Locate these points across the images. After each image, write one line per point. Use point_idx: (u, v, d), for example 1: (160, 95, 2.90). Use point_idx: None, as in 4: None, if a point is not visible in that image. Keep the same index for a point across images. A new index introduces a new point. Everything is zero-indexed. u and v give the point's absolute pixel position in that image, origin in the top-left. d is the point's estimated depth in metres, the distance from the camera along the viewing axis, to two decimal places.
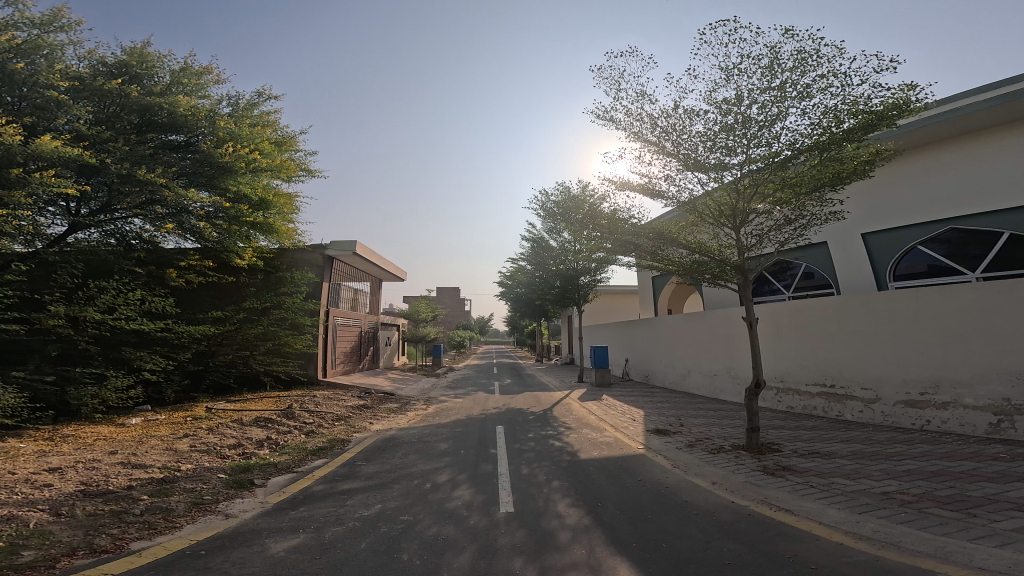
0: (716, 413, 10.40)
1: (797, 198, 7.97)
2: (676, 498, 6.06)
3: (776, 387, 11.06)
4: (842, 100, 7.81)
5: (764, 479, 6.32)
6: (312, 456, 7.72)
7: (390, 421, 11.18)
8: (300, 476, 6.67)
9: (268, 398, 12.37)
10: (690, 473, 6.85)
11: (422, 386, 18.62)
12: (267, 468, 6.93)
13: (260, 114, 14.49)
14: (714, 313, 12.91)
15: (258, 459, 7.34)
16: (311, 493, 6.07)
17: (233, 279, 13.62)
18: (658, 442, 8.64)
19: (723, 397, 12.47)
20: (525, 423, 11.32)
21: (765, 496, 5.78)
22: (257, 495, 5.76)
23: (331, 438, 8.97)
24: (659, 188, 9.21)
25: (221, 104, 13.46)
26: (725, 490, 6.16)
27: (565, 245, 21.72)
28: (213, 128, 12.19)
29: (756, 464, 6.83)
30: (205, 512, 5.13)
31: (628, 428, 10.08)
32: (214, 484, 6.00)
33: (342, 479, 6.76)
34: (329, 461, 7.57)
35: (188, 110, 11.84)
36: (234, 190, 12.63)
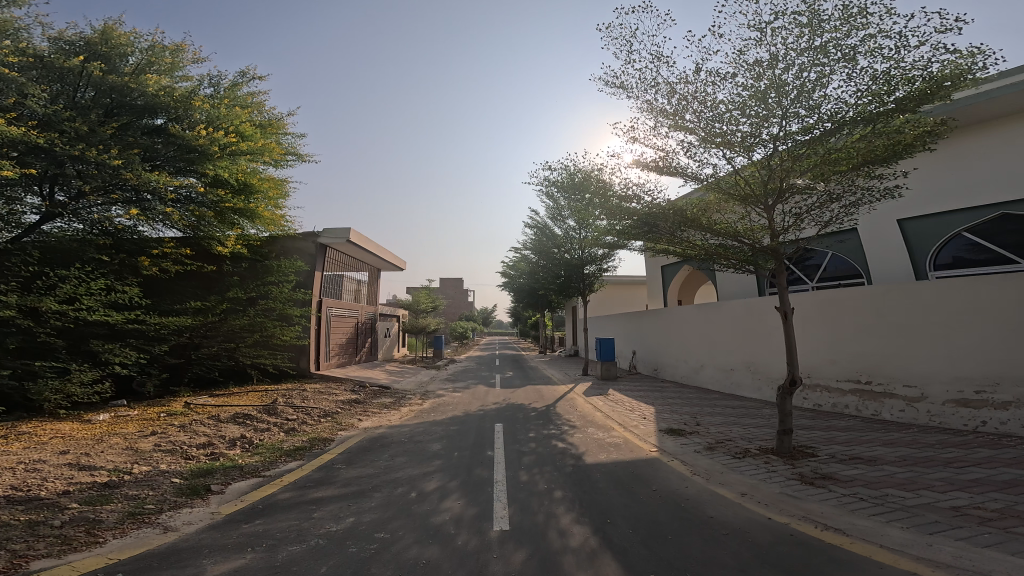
0: (736, 411, 9.46)
1: (840, 173, 6.88)
2: (699, 513, 5.18)
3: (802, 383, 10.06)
4: (896, 65, 6.64)
5: (803, 489, 5.39)
6: (286, 457, 6.97)
7: (381, 417, 10.40)
8: (266, 480, 5.93)
9: (254, 393, 11.64)
10: (713, 482, 5.95)
11: (420, 379, 17.88)
12: (232, 471, 6.19)
13: (244, 96, 13.59)
14: (731, 303, 11.85)
15: (225, 460, 6.60)
16: (274, 501, 5.30)
17: (216, 268, 12.77)
18: (674, 445, 7.74)
19: (740, 392, 11.52)
20: (526, 421, 10.47)
21: (806, 512, 4.86)
22: (208, 503, 5.03)
23: (312, 437, 8.20)
24: (678, 164, 8.15)
25: (199, 85, 12.57)
26: (756, 503, 5.26)
27: (569, 233, 20.72)
28: (188, 111, 11.30)
29: (790, 472, 5.90)
30: (140, 524, 4.42)
31: (639, 427, 9.19)
32: (163, 490, 5.28)
33: (315, 486, 5.97)
34: (304, 463, 6.80)
35: (161, 91, 10.97)
36: (213, 175, 11.77)
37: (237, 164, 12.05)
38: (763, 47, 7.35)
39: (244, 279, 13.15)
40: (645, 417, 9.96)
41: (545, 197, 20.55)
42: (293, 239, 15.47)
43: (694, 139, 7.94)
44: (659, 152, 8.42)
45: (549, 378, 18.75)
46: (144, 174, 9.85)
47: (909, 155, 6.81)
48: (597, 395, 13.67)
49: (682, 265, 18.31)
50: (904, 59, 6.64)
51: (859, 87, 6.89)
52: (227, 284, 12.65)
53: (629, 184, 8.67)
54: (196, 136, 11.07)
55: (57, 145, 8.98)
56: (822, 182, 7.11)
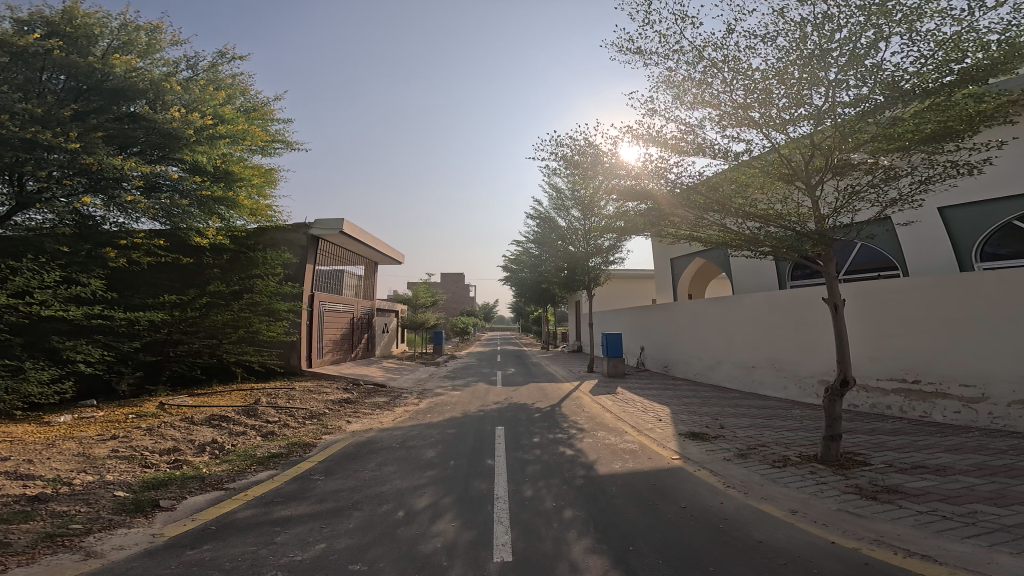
0: (762, 413, 8.57)
1: (903, 147, 5.85)
2: (742, 537, 4.32)
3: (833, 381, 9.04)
4: (969, 27, 5.57)
5: (866, 506, 4.52)
6: (257, 466, 6.16)
7: (373, 419, 9.55)
8: (228, 495, 5.11)
9: (237, 392, 10.80)
10: (753, 497, 5.10)
11: (418, 377, 17.04)
12: (190, 482, 5.37)
13: (225, 79, 12.65)
14: (752, 296, 10.90)
15: (187, 469, 5.80)
16: (230, 521, 4.48)
17: (195, 260, 11.86)
18: (698, 452, 6.86)
19: (763, 392, 10.63)
20: (530, 424, 9.63)
21: (879, 534, 4.00)
22: (150, 523, 4.23)
23: (292, 443, 7.37)
24: (705, 139, 7.18)
25: (175, 68, 11.65)
26: (811, 523, 4.40)
27: (573, 224, 19.71)
28: (161, 95, 10.44)
29: (845, 485, 5.04)
30: (56, 549, 3.63)
31: (655, 430, 8.33)
32: (100, 505, 4.48)
33: (284, 502, 5.15)
34: (277, 473, 5.98)
35: (130, 73, 10.09)
36: (191, 162, 10.90)
37: (217, 150, 11.16)
38: (807, 5, 6.31)
39: (226, 271, 12.25)
40: (661, 419, 9.09)
41: (549, 186, 19.55)
42: (283, 231, 14.57)
43: (723, 110, 6.95)
44: (682, 127, 7.45)
45: (553, 375, 17.87)
46: (108, 157, 9.05)
47: (985, 128, 5.75)
48: (606, 394, 12.79)
49: (694, 258, 17.34)
50: (977, 21, 5.57)
51: (920, 54, 5.84)
52: (208, 278, 11.79)
53: (648, 159, 7.60)
54: (170, 120, 10.25)
55: (8, 126, 8.15)
56: (881, 158, 6.07)
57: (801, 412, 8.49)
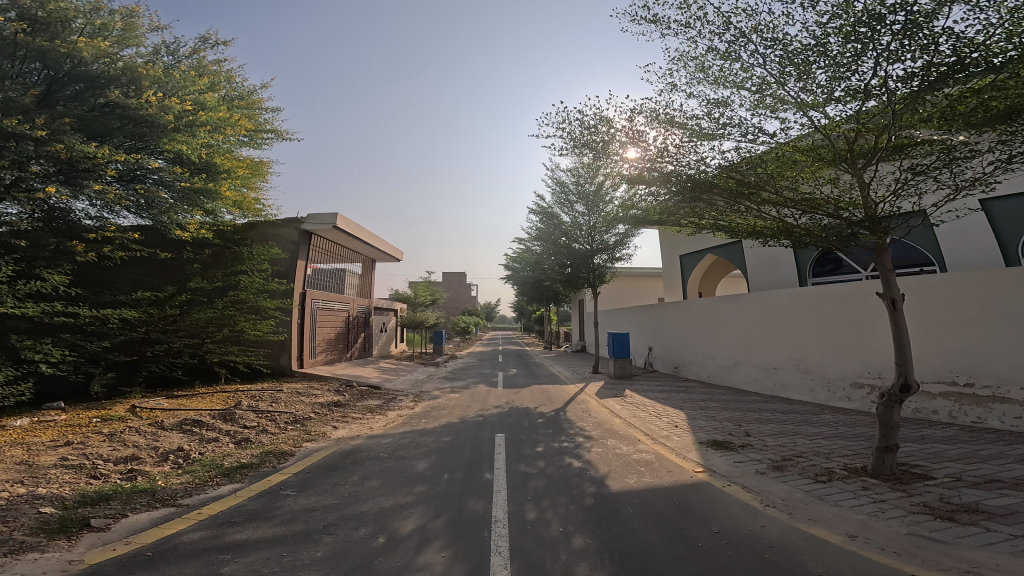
0: (790, 420, 7.78)
1: (978, 123, 4.97)
2: (789, 567, 3.59)
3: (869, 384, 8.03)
4: None
5: (944, 530, 3.84)
6: (218, 480, 5.49)
7: (363, 425, 8.85)
8: (175, 514, 4.47)
9: (220, 394, 10.11)
10: (797, 518, 4.36)
11: (415, 378, 16.33)
12: (137, 497, 4.77)
13: (209, 67, 11.95)
14: (776, 292, 9.99)
15: (136, 483, 5.15)
16: (172, 546, 3.86)
17: (174, 255, 11.15)
18: (724, 463, 6.10)
19: (786, 395, 9.81)
20: (534, 431, 8.87)
21: (973, 565, 3.35)
22: (71, 548, 3.65)
23: (267, 452, 6.67)
24: (732, 118, 6.40)
25: (155, 55, 10.90)
26: (878, 551, 3.70)
27: (577, 220, 18.89)
28: (137, 81, 9.67)
29: (908, 504, 4.31)
30: None
31: (672, 437, 7.57)
32: (19, 524, 3.91)
33: (243, 523, 4.49)
34: (241, 487, 5.37)
35: (104, 58, 9.37)
36: (171, 152, 10.18)
37: (199, 139, 10.39)
38: None
39: (209, 267, 11.53)
40: (678, 425, 8.31)
41: (554, 180, 18.73)
42: (274, 226, 13.80)
43: (753, 86, 6.17)
44: (705, 105, 6.71)
45: (556, 376, 17.09)
46: (76, 143, 8.37)
47: None
48: (614, 397, 12.03)
49: (706, 254, 16.52)
50: None
51: (989, 20, 4.90)
52: (187, 274, 11.07)
53: (665, 139, 6.82)
54: (144, 106, 9.49)
55: None
56: (951, 135, 5.20)
57: (835, 418, 7.70)
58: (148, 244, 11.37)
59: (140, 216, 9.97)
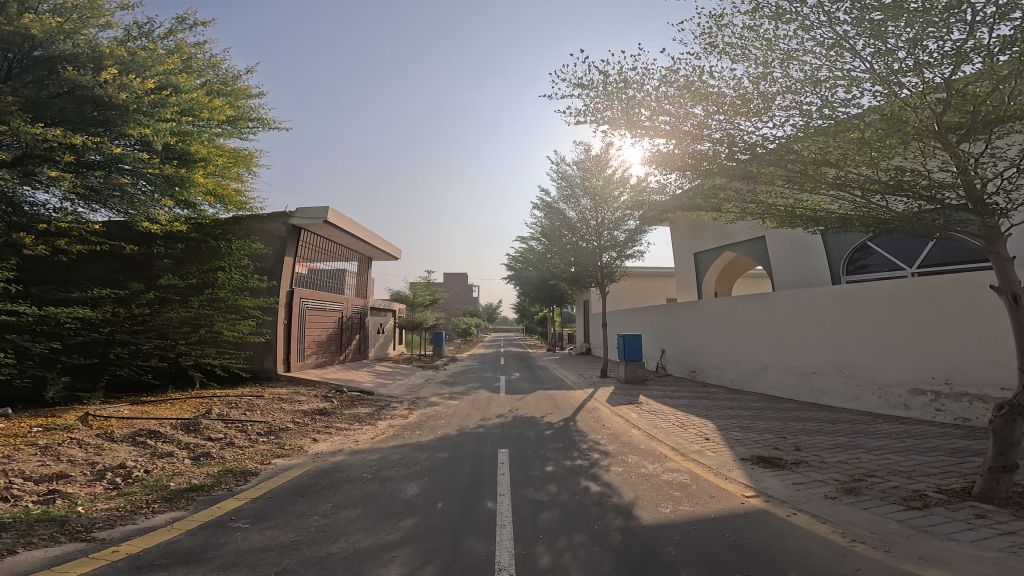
0: (841, 436, 6.73)
1: None
2: None
3: (937, 391, 7.14)
4: None
5: None
6: (153, 506, 4.60)
7: (347, 437, 7.81)
8: (76, 555, 3.60)
9: (192, 401, 9.10)
10: (902, 559, 3.53)
11: (412, 383, 15.27)
12: (40, 529, 3.96)
13: (187, 50, 11.02)
14: (816, 292, 9.10)
15: (50, 510, 4.32)
16: None
17: (143, 250, 10.17)
18: (781, 487, 5.20)
19: (828, 402, 8.88)
20: (542, 445, 7.84)
21: None
22: None
23: (224, 471, 5.70)
24: (780, 91, 5.46)
25: (125, 37, 10.08)
26: None
27: (583, 216, 17.78)
28: (97, 61, 8.82)
29: None
30: None
31: (708, 453, 6.61)
32: None
33: (169, 567, 3.54)
34: (180, 517, 4.45)
35: (59, 34, 8.49)
36: (135, 137, 9.18)
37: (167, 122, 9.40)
38: None
39: (181, 262, 10.52)
40: (711, 439, 7.27)
41: (559, 173, 17.64)
42: (261, 220, 12.78)
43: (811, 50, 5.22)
44: (745, 73, 5.75)
45: (562, 380, 16.01)
46: (21, 123, 7.43)
47: None
48: (628, 404, 10.94)
49: (723, 252, 15.53)
50: None
51: None
52: (156, 271, 10.11)
53: (694, 112, 5.83)
54: (101, 84, 8.59)
55: None
56: None
57: (897, 430, 6.78)
58: (121, 239, 10.45)
59: (107, 207, 9.06)
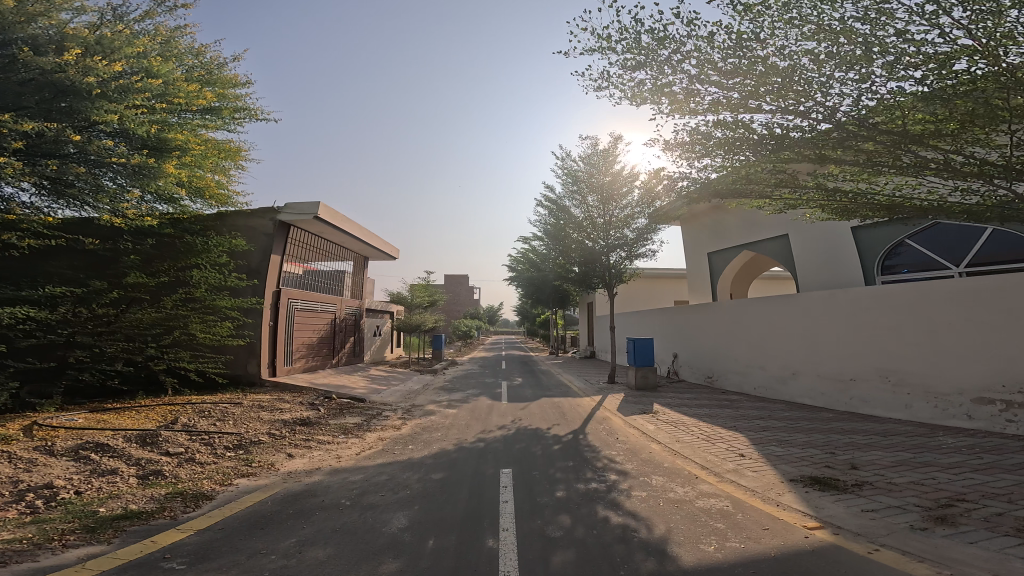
0: (902, 453, 5.81)
1: None
2: None
3: (1008, 401, 6.38)
4: None
5: None
6: (72, 539, 3.69)
7: (328, 451, 6.87)
8: None
9: (160, 409, 8.18)
10: None
11: (409, 388, 14.36)
12: None
13: (168, 33, 10.25)
14: (855, 292, 8.30)
15: None
16: None
17: (108, 245, 9.32)
18: (851, 518, 4.32)
19: (870, 412, 8.02)
20: (552, 464, 6.89)
21: None
22: None
23: (173, 494, 4.77)
24: (849, 57, 4.64)
25: (97, 22, 9.36)
26: None
27: (590, 213, 16.79)
28: (62, 44, 8.18)
29: None
30: None
31: (748, 474, 5.70)
32: None
33: None
34: (104, 553, 3.54)
35: (18, 14, 7.83)
36: (102, 124, 8.40)
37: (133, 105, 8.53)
38: None
39: (151, 259, 9.66)
40: (746, 456, 6.34)
41: (565, 169, 16.75)
42: (247, 215, 11.85)
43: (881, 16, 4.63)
44: (797, 34, 4.88)
45: (567, 386, 15.03)
46: None
47: None
48: (641, 414, 9.97)
49: (741, 251, 14.71)
50: None
51: None
52: (122, 269, 9.23)
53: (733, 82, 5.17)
54: (62, 67, 7.87)
55: None
56: None
57: (964, 444, 5.95)
58: (88, 228, 9.50)
59: (74, 198, 8.32)
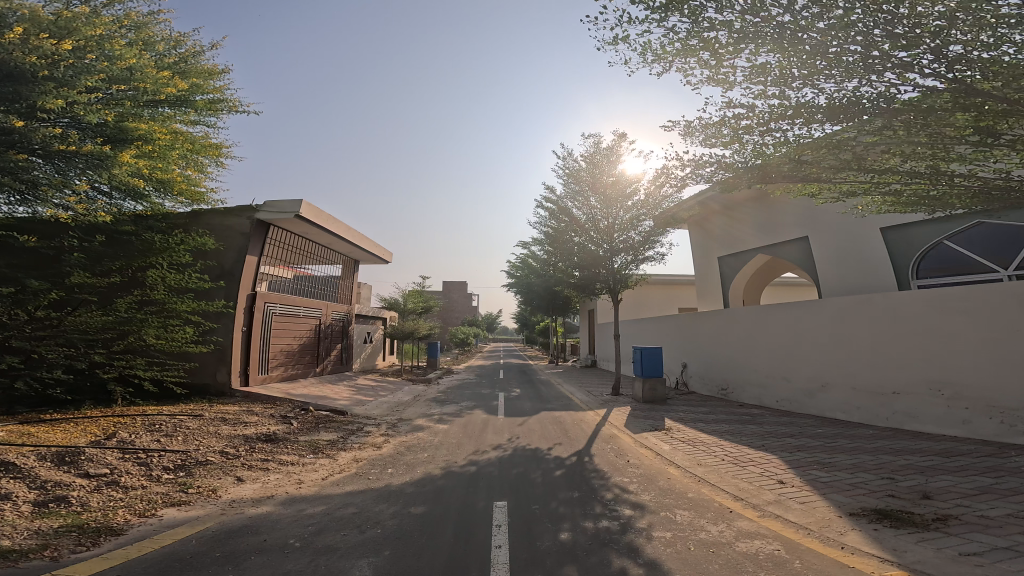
0: (980, 479, 4.78)
1: None
2: None
3: None
4: None
5: None
6: None
7: (288, 475, 5.82)
8: None
9: (104, 421, 7.12)
10: None
11: (397, 400, 13.24)
12: None
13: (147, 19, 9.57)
14: (893, 296, 7.44)
15: None
16: None
17: (52, 243, 8.42)
18: (946, 565, 3.31)
19: (919, 429, 7.03)
20: (553, 496, 5.79)
21: None
22: None
23: (68, 527, 3.81)
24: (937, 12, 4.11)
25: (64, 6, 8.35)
26: None
27: (592, 216, 15.92)
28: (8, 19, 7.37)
29: None
30: None
31: (793, 508, 4.67)
32: None
33: None
34: None
35: None
36: (50, 108, 7.48)
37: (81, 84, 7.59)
38: None
39: (99, 257, 8.74)
40: (786, 483, 5.30)
41: (568, 170, 16.14)
42: (222, 214, 10.90)
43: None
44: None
45: (568, 398, 13.96)
46: None
47: None
48: (652, 431, 8.92)
49: (755, 255, 13.83)
50: None
51: None
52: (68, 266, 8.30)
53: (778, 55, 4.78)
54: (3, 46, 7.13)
55: None
56: None
57: None
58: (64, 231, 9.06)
59: (19, 192, 7.46)
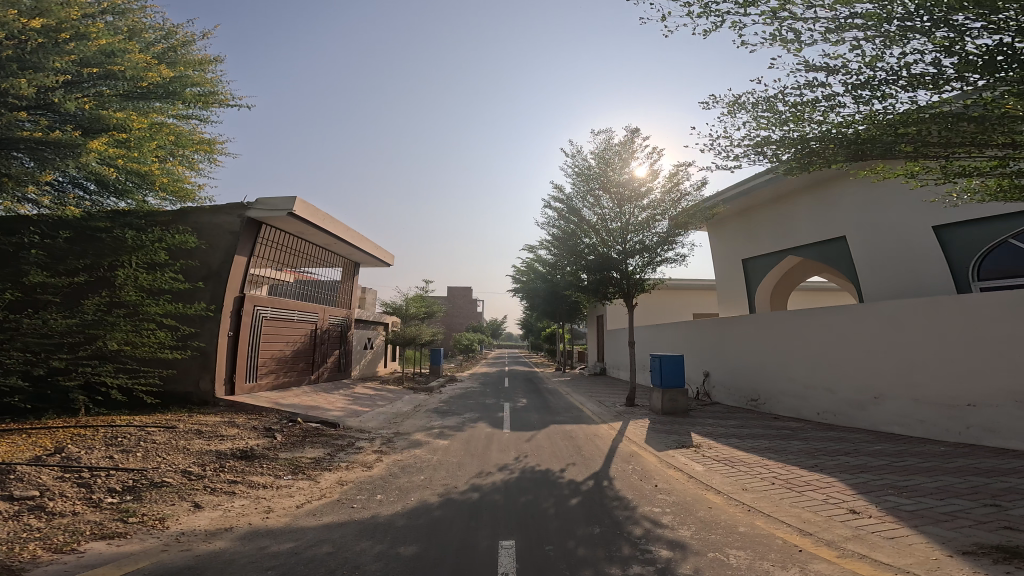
0: None
1: None
2: None
3: None
4: None
5: None
6: None
7: (255, 501, 4.94)
8: None
9: (61, 432, 6.36)
10: None
11: (395, 410, 12.35)
12: None
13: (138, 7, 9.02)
14: (960, 298, 6.62)
15: None
16: None
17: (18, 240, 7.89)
18: None
19: (1002, 445, 6.14)
20: (570, 534, 4.82)
21: None
22: None
23: None
24: None
25: None
26: None
27: (603, 217, 15.01)
28: None
29: None
30: None
31: (879, 547, 3.70)
32: None
33: None
34: None
35: None
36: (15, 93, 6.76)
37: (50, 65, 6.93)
38: None
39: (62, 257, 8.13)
40: (861, 515, 4.31)
41: (579, 168, 15.20)
42: (211, 211, 10.23)
43: None
44: None
45: (579, 410, 12.92)
46: None
47: None
48: (679, 447, 7.92)
49: (786, 255, 12.93)
50: None
51: None
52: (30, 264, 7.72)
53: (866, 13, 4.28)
54: None
55: None
56: None
57: None
58: (32, 226, 8.45)
59: None
